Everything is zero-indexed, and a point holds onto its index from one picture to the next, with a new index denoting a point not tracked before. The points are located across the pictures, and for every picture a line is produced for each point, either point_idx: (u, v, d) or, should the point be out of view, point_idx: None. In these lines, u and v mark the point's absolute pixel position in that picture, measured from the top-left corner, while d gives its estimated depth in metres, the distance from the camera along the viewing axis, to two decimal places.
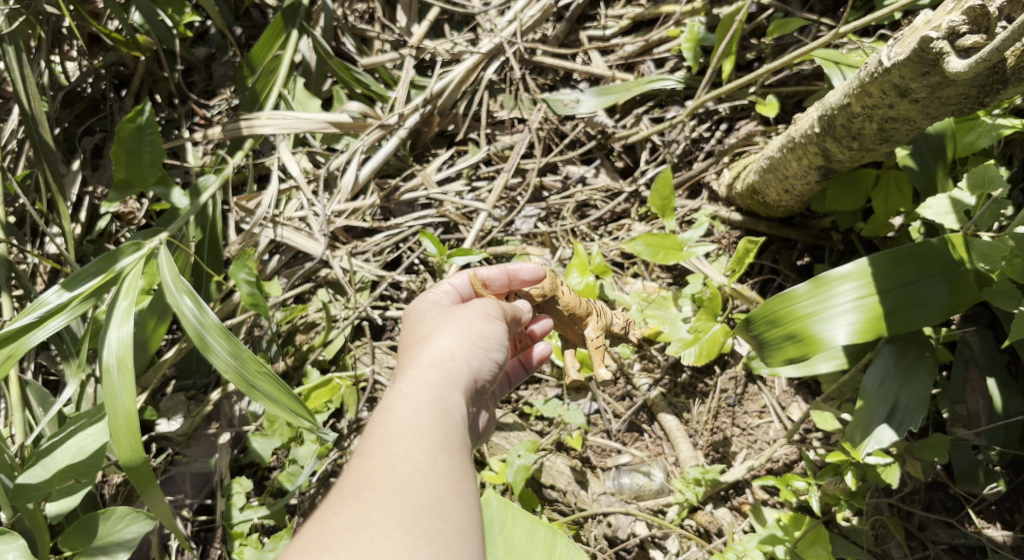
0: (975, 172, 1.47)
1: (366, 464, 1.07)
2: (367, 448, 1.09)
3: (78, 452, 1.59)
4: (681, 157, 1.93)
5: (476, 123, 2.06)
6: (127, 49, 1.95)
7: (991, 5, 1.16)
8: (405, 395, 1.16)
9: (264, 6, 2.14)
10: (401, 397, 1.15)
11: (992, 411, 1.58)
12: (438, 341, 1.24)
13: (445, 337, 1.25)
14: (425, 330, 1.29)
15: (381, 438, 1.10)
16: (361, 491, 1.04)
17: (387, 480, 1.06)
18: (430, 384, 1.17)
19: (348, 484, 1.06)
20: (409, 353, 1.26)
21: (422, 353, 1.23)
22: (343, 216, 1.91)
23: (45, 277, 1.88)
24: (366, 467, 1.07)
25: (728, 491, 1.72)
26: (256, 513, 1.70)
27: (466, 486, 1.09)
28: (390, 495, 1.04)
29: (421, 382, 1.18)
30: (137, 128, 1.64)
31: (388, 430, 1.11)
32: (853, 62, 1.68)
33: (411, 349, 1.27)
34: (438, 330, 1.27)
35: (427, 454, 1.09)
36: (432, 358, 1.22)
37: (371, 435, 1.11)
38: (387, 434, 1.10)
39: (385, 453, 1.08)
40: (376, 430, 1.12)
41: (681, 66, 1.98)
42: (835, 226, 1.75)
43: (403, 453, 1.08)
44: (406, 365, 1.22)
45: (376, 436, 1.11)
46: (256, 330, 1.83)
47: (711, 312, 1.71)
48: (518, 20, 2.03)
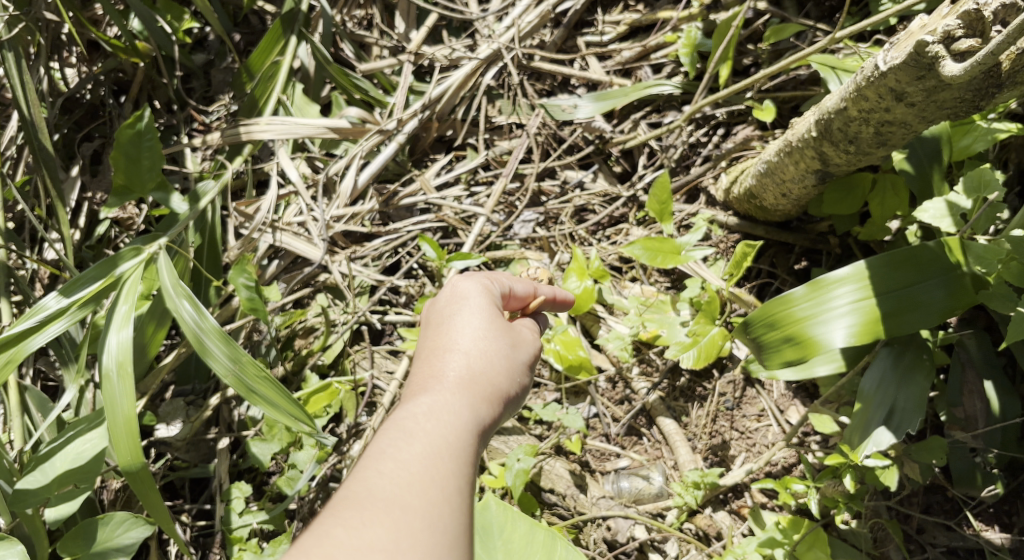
0: (970, 176, 1.46)
1: (399, 480, 1.05)
2: (405, 460, 1.08)
3: (77, 458, 1.59)
4: (679, 162, 1.94)
5: (474, 128, 2.06)
6: (126, 55, 1.96)
7: (986, 9, 1.17)
8: (447, 416, 1.15)
9: (263, 13, 2.16)
10: (444, 418, 1.15)
11: (989, 413, 1.59)
12: (483, 362, 1.24)
13: (486, 356, 1.25)
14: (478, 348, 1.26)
15: (419, 456, 1.09)
16: (393, 507, 1.02)
17: (420, 504, 1.04)
18: (468, 411, 1.17)
19: (378, 492, 1.04)
20: (449, 358, 1.25)
21: (465, 371, 1.22)
22: (342, 221, 1.92)
23: (43, 283, 1.88)
24: (401, 482, 1.05)
25: (727, 495, 1.72)
26: (255, 518, 1.69)
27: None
28: (422, 521, 1.02)
29: (455, 403, 1.18)
30: (136, 134, 1.66)
31: (427, 450, 1.10)
32: (849, 67, 1.69)
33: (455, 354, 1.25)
34: (490, 358, 1.25)
35: (459, 490, 1.08)
36: (470, 380, 1.21)
37: (406, 446, 1.10)
38: (426, 455, 1.09)
39: (422, 472, 1.07)
40: (413, 444, 1.10)
41: (678, 71, 1.98)
42: (833, 230, 1.77)
43: (438, 480, 1.07)
44: (448, 378, 1.21)
45: (415, 450, 1.09)
46: (256, 335, 1.83)
47: (709, 316, 1.73)
48: (516, 26, 2.05)
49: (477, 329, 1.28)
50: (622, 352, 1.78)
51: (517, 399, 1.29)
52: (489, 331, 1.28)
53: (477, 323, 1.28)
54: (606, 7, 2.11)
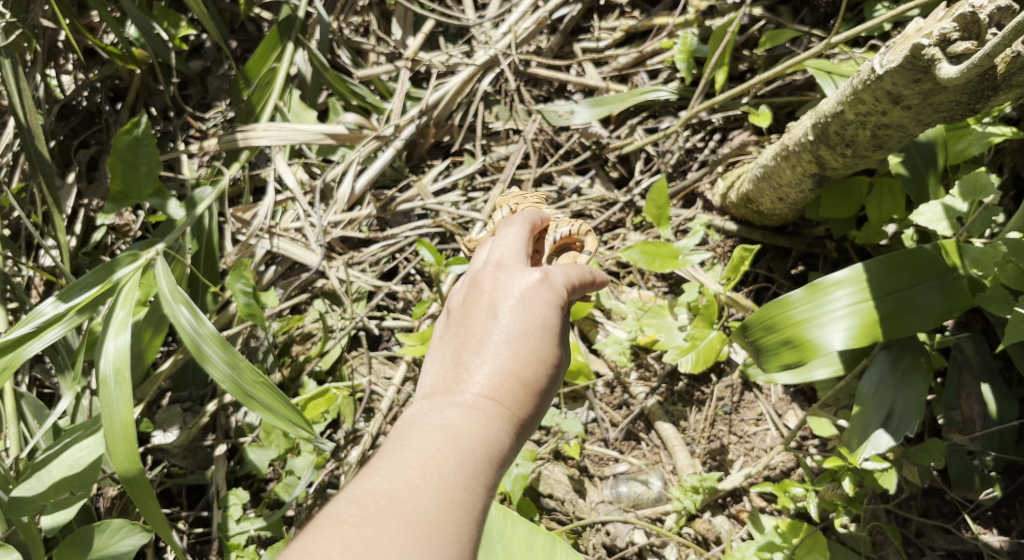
0: (966, 180, 1.47)
1: (447, 507, 1.04)
2: (451, 485, 1.06)
3: (73, 465, 1.58)
4: (675, 167, 1.95)
5: (471, 134, 2.07)
6: (122, 62, 1.95)
7: (982, 12, 1.18)
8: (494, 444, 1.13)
9: (260, 20, 2.16)
10: (492, 447, 1.13)
11: (987, 417, 1.59)
12: (535, 388, 1.21)
13: (538, 382, 1.22)
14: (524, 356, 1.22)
15: (464, 485, 1.07)
16: (433, 536, 1.01)
17: (457, 542, 1.03)
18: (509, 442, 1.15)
19: (421, 513, 1.02)
20: (506, 375, 1.20)
21: (520, 389, 1.20)
22: (339, 227, 1.92)
23: (39, 290, 1.88)
24: (444, 510, 1.04)
25: (726, 499, 1.72)
26: (252, 524, 1.69)
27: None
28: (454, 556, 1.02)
29: (502, 430, 1.15)
30: (133, 141, 1.64)
31: (473, 479, 1.08)
32: (845, 71, 1.71)
33: (513, 367, 1.20)
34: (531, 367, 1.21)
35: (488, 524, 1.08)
36: (518, 398, 1.19)
37: (458, 469, 1.08)
38: (471, 485, 1.08)
39: (464, 505, 1.06)
40: (460, 466, 1.08)
41: (674, 77, 2.00)
42: (829, 235, 1.77)
43: (476, 514, 1.06)
44: (504, 396, 1.18)
45: (463, 476, 1.08)
46: (253, 341, 1.83)
47: (707, 320, 1.72)
48: (512, 32, 2.07)
49: (541, 344, 1.23)
50: (620, 358, 1.79)
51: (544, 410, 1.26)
52: (552, 349, 1.23)
53: (547, 340, 1.22)
54: (602, 12, 2.11)
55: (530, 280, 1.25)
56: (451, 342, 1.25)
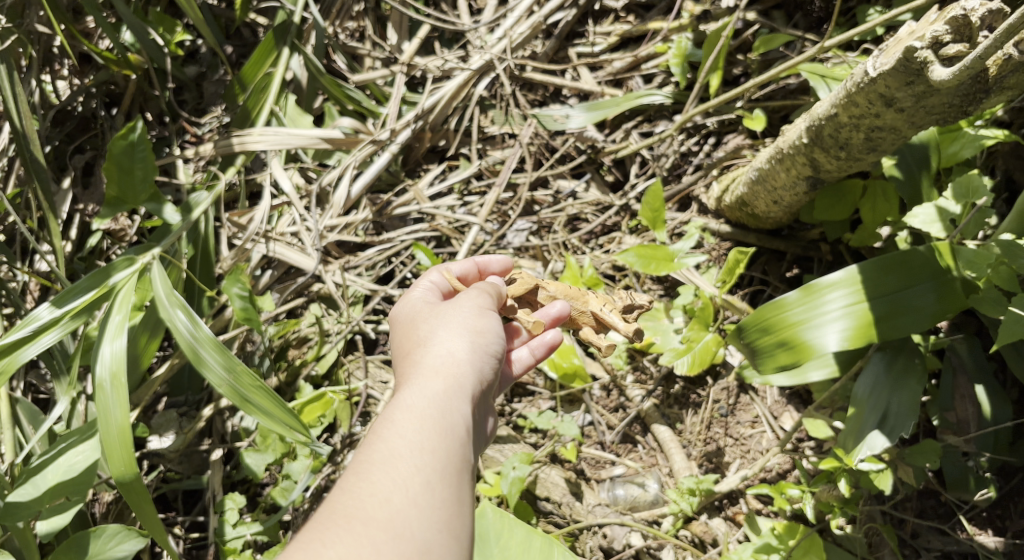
0: (959, 183, 1.49)
1: (361, 490, 1.07)
2: (369, 471, 1.09)
3: (68, 470, 1.57)
4: (670, 171, 1.96)
5: (467, 139, 2.08)
6: (117, 68, 1.96)
7: (973, 15, 1.18)
8: (416, 409, 1.16)
9: (255, 25, 2.16)
10: (414, 415, 1.16)
11: (981, 417, 1.60)
12: (449, 352, 1.25)
13: (450, 343, 1.26)
14: (421, 335, 1.31)
15: (386, 457, 1.11)
16: (350, 523, 1.04)
17: (381, 514, 1.05)
18: (434, 402, 1.18)
19: (336, 509, 1.06)
20: (419, 359, 1.26)
21: (433, 359, 1.24)
22: (335, 231, 1.93)
23: (34, 295, 1.87)
24: (360, 494, 1.07)
25: (722, 501, 1.72)
26: (249, 529, 1.69)
27: (459, 528, 1.09)
28: (382, 531, 1.04)
29: (423, 395, 1.19)
30: (128, 146, 1.65)
31: (389, 452, 1.11)
32: (838, 75, 1.71)
33: (421, 352, 1.27)
34: (433, 332, 1.30)
35: (426, 482, 1.09)
36: (433, 365, 1.23)
37: (370, 453, 1.12)
38: (387, 458, 1.10)
39: (384, 480, 1.08)
40: (374, 450, 1.12)
41: (669, 81, 2.00)
42: (824, 238, 1.78)
43: (400, 479, 1.09)
44: (419, 372, 1.23)
45: (379, 457, 1.11)
46: (249, 346, 1.83)
47: (704, 322, 1.74)
48: (507, 37, 2.08)
49: (441, 317, 1.32)
50: (617, 361, 1.81)
51: (489, 358, 1.29)
52: (448, 318, 1.31)
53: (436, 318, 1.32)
54: (596, 17, 2.13)
55: (411, 303, 1.40)
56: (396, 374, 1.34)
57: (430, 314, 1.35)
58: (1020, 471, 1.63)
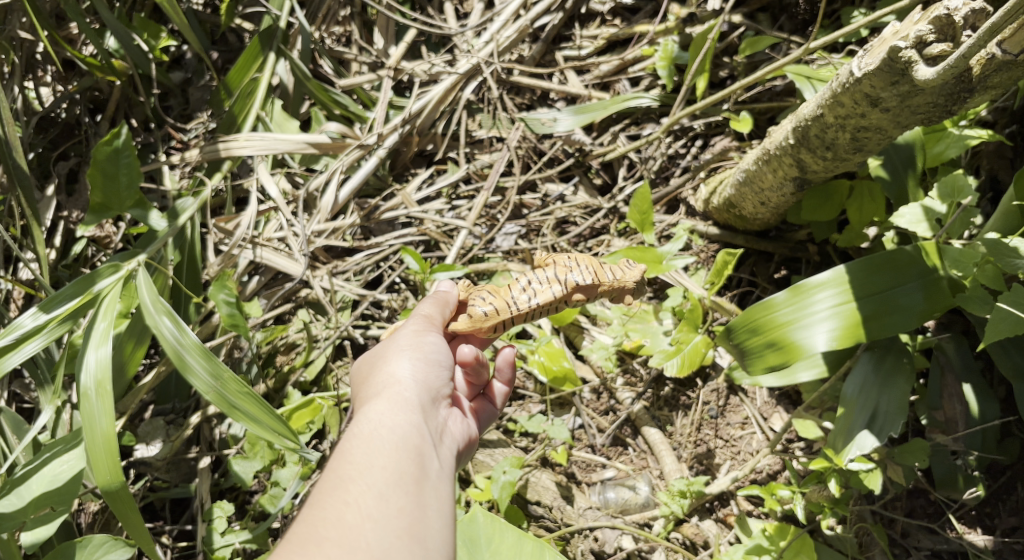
0: (944, 182, 1.50)
1: (316, 515, 1.09)
2: (320, 497, 1.11)
3: (53, 479, 1.54)
4: (658, 174, 1.97)
5: (454, 143, 2.08)
6: (102, 73, 1.94)
7: (956, 14, 1.19)
8: (363, 434, 1.19)
9: (241, 30, 2.16)
10: (358, 438, 1.18)
11: (969, 416, 1.61)
12: (394, 374, 1.29)
13: (395, 365, 1.30)
14: (370, 367, 1.35)
15: (336, 483, 1.13)
16: (308, 545, 1.05)
17: (336, 532, 1.07)
18: (379, 423, 1.21)
19: (296, 536, 1.08)
20: (368, 389, 1.30)
21: (380, 385, 1.28)
22: (323, 236, 1.92)
23: (18, 303, 1.86)
24: (317, 518, 1.09)
25: (713, 503, 1.72)
26: (237, 537, 1.66)
27: (417, 530, 1.12)
28: (340, 545, 1.06)
29: (370, 417, 1.22)
30: (113, 151, 1.62)
31: (339, 479, 1.13)
32: (824, 77, 1.72)
33: (370, 382, 1.31)
34: (381, 361, 1.33)
35: (378, 496, 1.12)
36: (380, 389, 1.27)
37: (322, 481, 1.14)
38: (338, 481, 1.13)
39: (335, 502, 1.10)
40: (326, 478, 1.14)
41: (656, 84, 2.02)
42: (811, 238, 1.80)
43: (352, 499, 1.11)
44: (369, 399, 1.27)
45: (330, 484, 1.13)
46: (236, 352, 1.84)
47: (692, 324, 1.74)
48: (495, 41, 2.06)
49: (383, 346, 1.36)
50: (607, 363, 1.80)
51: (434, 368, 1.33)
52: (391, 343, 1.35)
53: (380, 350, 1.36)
54: (583, 21, 2.14)
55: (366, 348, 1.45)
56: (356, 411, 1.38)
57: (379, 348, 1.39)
58: (1008, 469, 1.63)
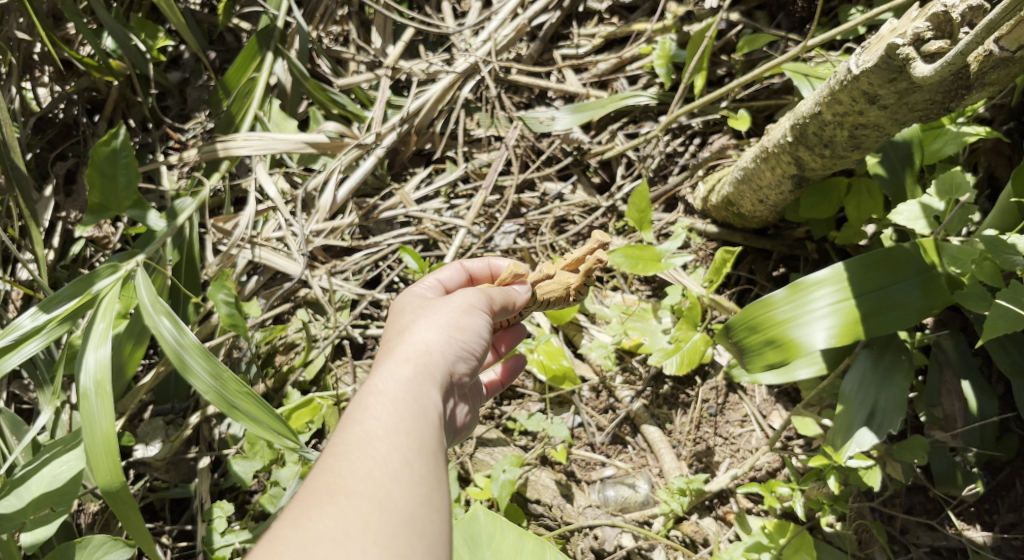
0: (942, 179, 1.48)
1: (340, 468, 1.02)
2: (346, 448, 1.04)
3: (53, 480, 1.54)
4: (656, 172, 1.97)
5: (453, 141, 2.08)
6: (99, 73, 1.93)
7: (954, 11, 1.19)
8: (391, 395, 1.10)
9: (238, 30, 2.16)
10: (385, 396, 1.10)
11: (967, 412, 1.60)
12: (425, 337, 1.20)
13: (428, 331, 1.20)
14: (402, 323, 1.25)
15: (361, 440, 1.05)
16: (335, 497, 1.00)
17: (364, 489, 1.01)
18: (406, 383, 1.13)
19: (320, 487, 1.01)
20: (396, 346, 1.20)
21: (409, 346, 1.19)
22: (321, 236, 1.92)
23: (17, 304, 1.85)
24: (343, 470, 1.02)
25: (713, 501, 1.73)
26: (237, 537, 1.66)
27: (440, 499, 1.04)
28: (367, 503, 1.00)
29: (396, 377, 1.14)
30: (111, 152, 1.61)
31: (364, 435, 1.05)
32: (821, 74, 1.73)
33: (400, 339, 1.21)
34: (416, 322, 1.23)
35: (404, 459, 1.04)
36: (410, 350, 1.17)
37: (346, 433, 1.06)
38: (364, 438, 1.05)
39: (362, 456, 1.03)
40: (349, 429, 1.06)
41: (654, 82, 2.03)
42: (809, 236, 1.80)
43: (379, 459, 1.03)
44: (397, 356, 1.17)
45: (356, 437, 1.05)
46: (235, 352, 1.83)
47: (691, 322, 1.74)
48: (492, 40, 2.07)
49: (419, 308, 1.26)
50: (606, 362, 1.81)
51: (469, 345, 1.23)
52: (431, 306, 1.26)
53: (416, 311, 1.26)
54: (580, 20, 2.14)
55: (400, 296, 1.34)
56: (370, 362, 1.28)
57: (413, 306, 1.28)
58: (1007, 465, 1.63)
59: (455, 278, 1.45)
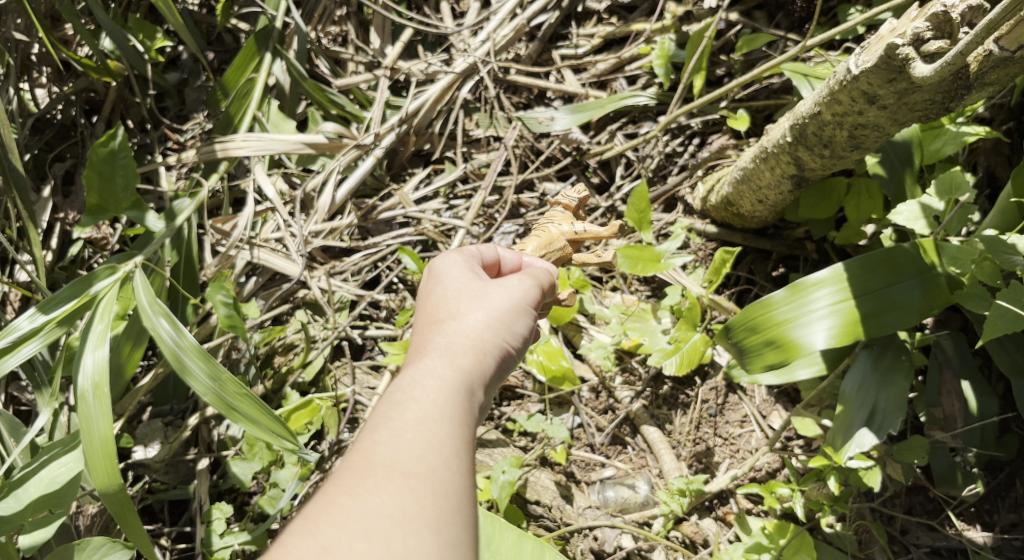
0: (941, 179, 1.47)
1: (396, 448, 1.00)
2: (404, 427, 1.02)
3: (51, 482, 1.54)
4: (655, 172, 1.97)
5: (452, 142, 2.08)
6: (97, 74, 1.93)
7: (954, 11, 1.19)
8: (446, 382, 1.08)
9: (237, 31, 2.16)
10: (442, 380, 1.08)
11: (967, 413, 1.60)
12: (479, 319, 1.16)
13: (482, 318, 1.17)
14: (454, 300, 1.20)
15: (416, 422, 1.03)
16: (393, 474, 0.98)
17: (419, 473, 0.99)
18: (460, 371, 1.10)
19: (374, 461, 0.99)
20: (448, 326, 1.16)
21: (463, 331, 1.15)
22: (321, 236, 1.92)
23: (15, 305, 1.85)
24: (399, 449, 1.00)
25: (712, 502, 1.72)
26: (237, 538, 1.66)
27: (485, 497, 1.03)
28: (423, 487, 0.98)
29: (451, 362, 1.11)
30: (109, 153, 1.60)
31: (421, 419, 1.03)
32: (820, 74, 1.73)
33: (452, 319, 1.17)
34: (469, 306, 1.18)
35: (458, 450, 1.02)
36: (465, 336, 1.14)
37: (403, 412, 1.04)
38: (420, 421, 1.03)
39: (420, 438, 1.01)
40: (406, 409, 1.04)
41: (653, 82, 2.03)
42: (809, 236, 1.80)
43: (435, 445, 1.01)
44: (450, 340, 1.14)
45: (415, 417, 1.03)
46: (234, 353, 1.83)
47: (690, 323, 1.74)
48: (492, 40, 2.06)
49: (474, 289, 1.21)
50: (605, 362, 1.80)
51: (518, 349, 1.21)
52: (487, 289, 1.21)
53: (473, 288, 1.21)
54: (580, 19, 2.14)
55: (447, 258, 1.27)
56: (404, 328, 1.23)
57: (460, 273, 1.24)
58: (1006, 465, 1.63)
59: (491, 257, 1.34)
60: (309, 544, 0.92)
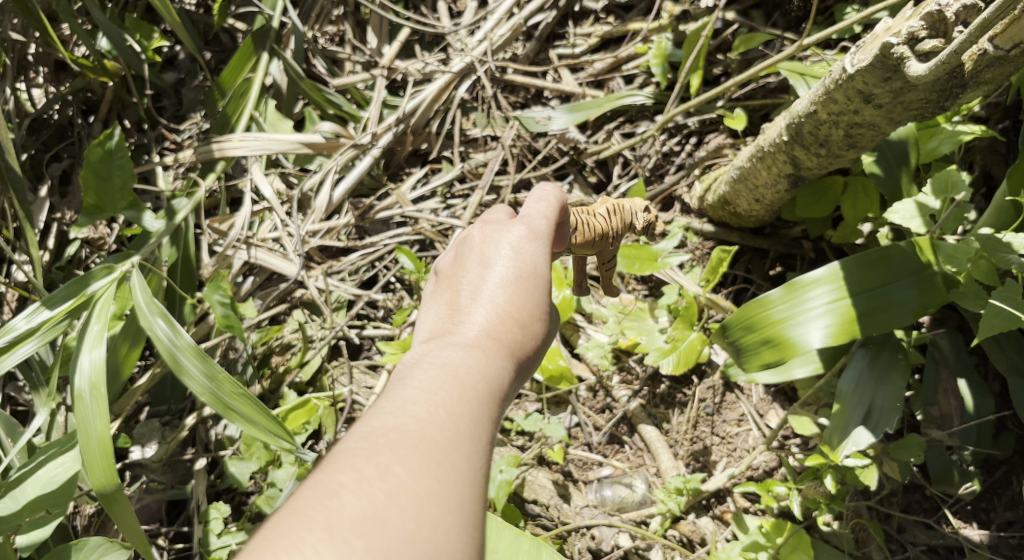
0: (937, 177, 1.47)
1: (451, 434, 0.98)
2: (457, 415, 1.00)
3: (48, 483, 1.53)
4: (652, 172, 1.97)
5: (449, 141, 2.08)
6: (95, 74, 1.93)
7: (947, 10, 1.19)
8: (497, 380, 1.07)
9: (234, 31, 2.16)
10: (493, 374, 1.06)
11: (964, 411, 1.60)
12: (527, 320, 1.15)
13: (529, 321, 1.16)
14: (510, 286, 1.17)
15: (469, 412, 1.01)
16: (446, 459, 0.95)
17: (467, 464, 0.96)
18: (506, 372, 1.09)
19: (429, 440, 0.96)
20: (500, 316, 1.14)
21: (513, 329, 1.14)
22: (318, 236, 1.92)
23: (12, 305, 1.85)
24: (452, 435, 0.98)
25: (710, 500, 1.72)
26: (234, 538, 1.65)
27: None
28: (469, 480, 0.95)
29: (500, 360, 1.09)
30: (107, 153, 1.61)
31: (474, 413, 1.01)
32: (817, 73, 1.73)
33: (504, 309, 1.14)
34: (523, 301, 1.16)
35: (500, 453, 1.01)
36: (514, 335, 1.13)
37: (458, 400, 1.01)
38: (474, 414, 1.01)
39: (472, 430, 0.99)
40: (460, 397, 1.02)
41: (650, 82, 2.03)
42: (806, 235, 1.81)
43: (483, 443, 1.00)
44: (500, 335, 1.12)
45: (467, 406, 1.01)
46: (232, 353, 1.83)
47: (688, 321, 1.75)
48: (489, 39, 2.07)
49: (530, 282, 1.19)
50: (602, 361, 1.79)
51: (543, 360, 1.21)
52: (544, 291, 1.19)
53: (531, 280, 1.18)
54: (576, 19, 2.14)
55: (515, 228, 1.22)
56: (444, 292, 1.19)
57: (518, 246, 1.20)
58: (1003, 463, 1.63)
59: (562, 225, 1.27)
60: (357, 505, 0.90)
